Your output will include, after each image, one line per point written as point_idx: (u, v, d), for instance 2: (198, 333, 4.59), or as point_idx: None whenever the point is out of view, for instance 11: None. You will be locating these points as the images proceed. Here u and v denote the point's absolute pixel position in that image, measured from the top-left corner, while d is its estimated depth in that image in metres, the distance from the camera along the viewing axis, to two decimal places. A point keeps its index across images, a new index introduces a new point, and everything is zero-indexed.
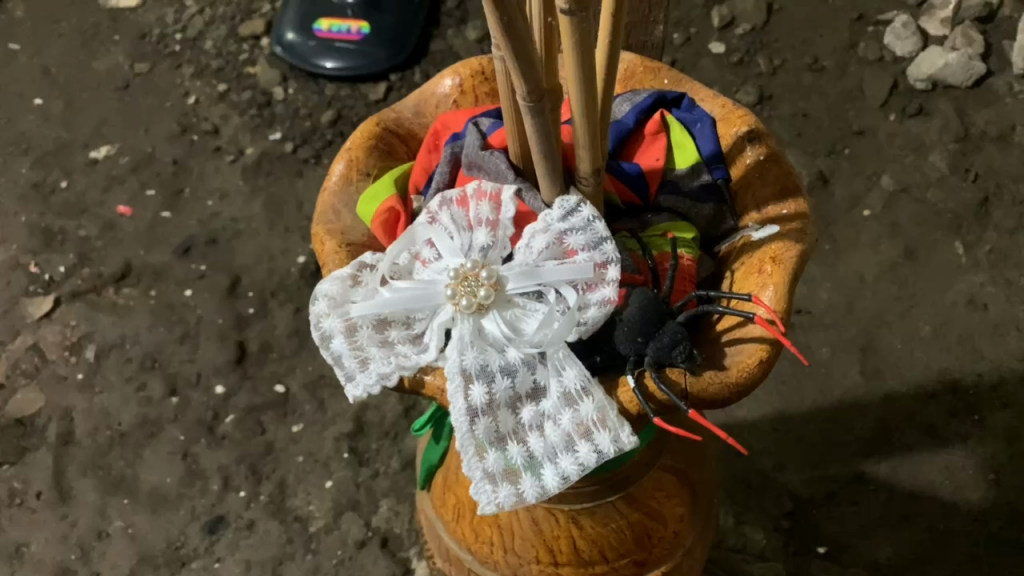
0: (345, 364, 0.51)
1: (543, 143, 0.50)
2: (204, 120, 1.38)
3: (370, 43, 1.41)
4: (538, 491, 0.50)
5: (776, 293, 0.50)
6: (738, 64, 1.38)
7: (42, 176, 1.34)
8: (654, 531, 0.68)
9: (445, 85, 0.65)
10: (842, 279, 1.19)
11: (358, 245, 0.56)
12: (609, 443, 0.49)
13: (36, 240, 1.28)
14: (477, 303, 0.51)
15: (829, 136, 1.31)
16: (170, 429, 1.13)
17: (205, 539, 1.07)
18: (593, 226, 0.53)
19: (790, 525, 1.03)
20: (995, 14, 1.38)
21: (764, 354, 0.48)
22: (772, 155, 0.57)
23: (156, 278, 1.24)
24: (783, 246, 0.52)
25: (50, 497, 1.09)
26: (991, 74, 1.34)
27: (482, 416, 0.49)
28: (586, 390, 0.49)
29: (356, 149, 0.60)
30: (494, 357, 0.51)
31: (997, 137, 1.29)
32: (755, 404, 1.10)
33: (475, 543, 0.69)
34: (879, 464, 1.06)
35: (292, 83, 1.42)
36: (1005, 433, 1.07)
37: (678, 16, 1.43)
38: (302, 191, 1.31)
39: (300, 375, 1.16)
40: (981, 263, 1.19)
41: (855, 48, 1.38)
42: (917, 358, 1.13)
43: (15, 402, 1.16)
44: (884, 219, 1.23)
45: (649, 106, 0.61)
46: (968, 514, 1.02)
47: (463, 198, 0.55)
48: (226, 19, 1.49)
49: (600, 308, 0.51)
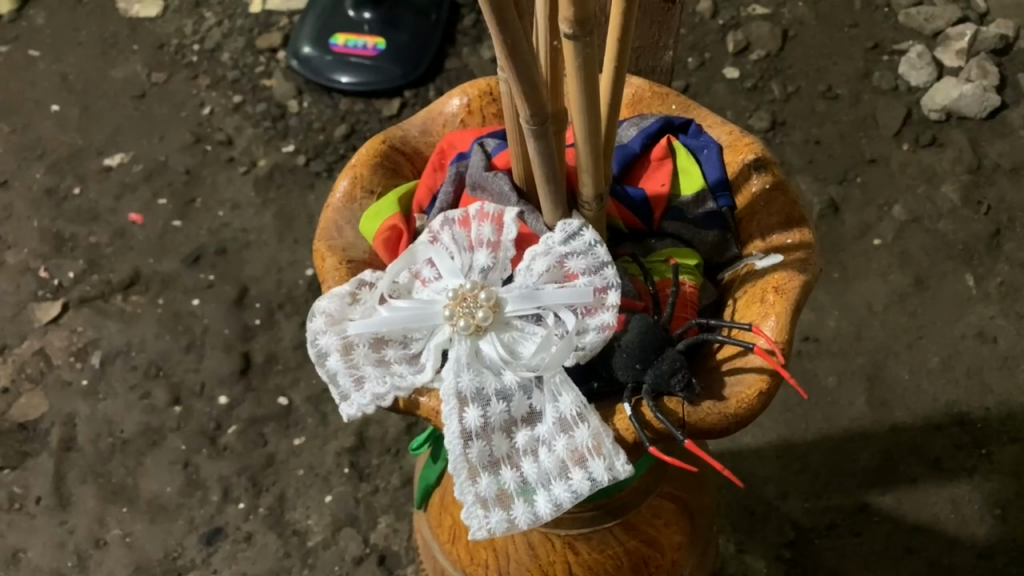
0: (340, 383, 0.51)
1: (545, 166, 0.50)
2: (218, 130, 1.39)
3: (385, 58, 1.41)
4: (530, 518, 0.49)
5: (778, 323, 0.49)
6: (751, 90, 1.37)
7: (55, 182, 1.35)
8: (651, 560, 0.67)
9: (453, 105, 0.64)
10: (851, 308, 1.18)
11: (359, 262, 0.56)
12: (604, 471, 0.49)
13: (47, 246, 1.29)
14: (474, 324, 0.51)
15: (841, 164, 1.30)
16: (172, 438, 1.13)
17: (202, 549, 1.06)
18: (593, 250, 0.52)
19: (792, 555, 1.02)
20: (1010, 48, 1.39)
21: (764, 385, 0.48)
22: (777, 183, 0.57)
23: (164, 287, 1.24)
24: (786, 276, 0.51)
25: (49, 503, 1.09)
26: (1006, 106, 1.34)
27: (475, 439, 0.49)
28: (581, 416, 0.49)
29: (361, 166, 0.60)
30: (489, 380, 0.50)
31: (1010, 169, 1.28)
32: (759, 431, 1.09)
33: (470, 565, 0.69)
34: (883, 496, 1.05)
35: (307, 97, 1.42)
36: (1012, 468, 1.06)
37: (692, 40, 1.43)
38: (313, 204, 1.31)
39: (304, 389, 1.15)
40: (992, 295, 1.18)
41: (869, 77, 1.38)
42: (924, 389, 1.12)
43: (18, 406, 1.16)
44: (895, 248, 1.22)
45: (656, 132, 0.60)
46: (973, 549, 1.01)
47: (465, 218, 0.55)
48: (244, 31, 1.50)
49: (599, 333, 0.50)
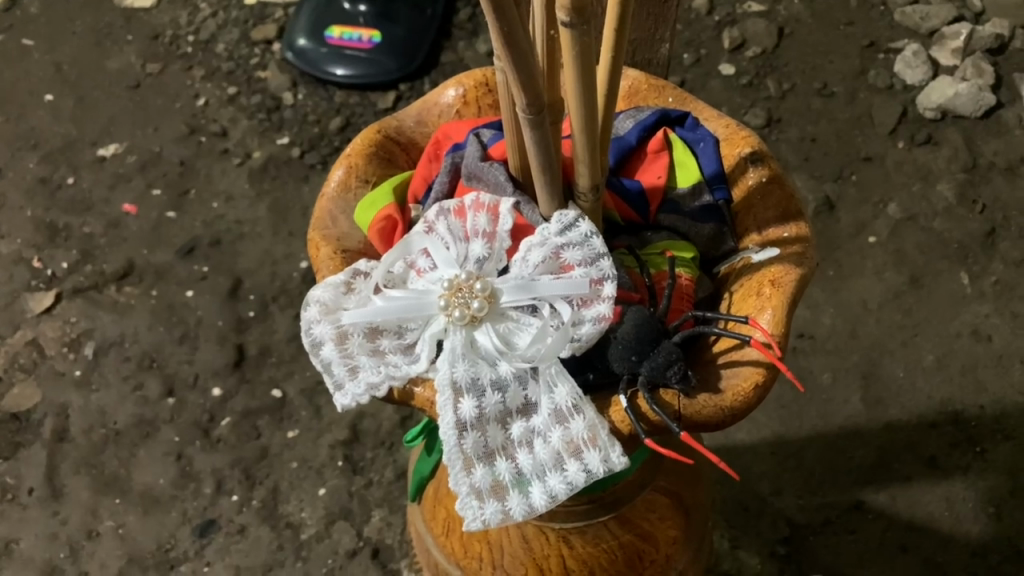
0: (334, 372, 0.51)
1: (541, 157, 0.50)
2: (213, 122, 1.38)
3: (381, 51, 1.41)
4: (525, 509, 0.49)
5: (774, 316, 0.49)
6: (747, 86, 1.37)
7: (49, 172, 1.34)
8: (645, 554, 0.67)
9: (449, 95, 0.64)
10: (846, 305, 1.18)
11: (354, 252, 0.56)
12: (599, 463, 0.48)
13: (41, 236, 1.28)
14: (469, 315, 0.50)
15: (837, 162, 1.30)
16: (165, 430, 1.13)
17: (195, 542, 1.06)
18: (590, 241, 0.52)
19: (786, 551, 1.02)
20: (1006, 47, 1.39)
21: (760, 378, 0.48)
22: (774, 177, 0.57)
23: (158, 278, 1.24)
24: (782, 269, 0.51)
25: (41, 494, 1.09)
26: (1001, 105, 1.34)
27: (470, 430, 0.49)
28: (576, 407, 0.49)
29: (356, 155, 0.60)
30: (484, 370, 0.50)
31: (1006, 168, 1.28)
32: (753, 427, 1.09)
33: (464, 558, 0.69)
34: (878, 493, 1.05)
35: (302, 89, 1.42)
36: (1005, 466, 1.06)
37: (688, 36, 1.42)
38: (307, 197, 1.31)
39: (297, 381, 1.15)
40: (987, 293, 1.18)
41: (865, 74, 1.38)
42: (918, 387, 1.12)
43: (11, 397, 1.16)
44: (890, 246, 1.22)
45: (653, 124, 0.60)
46: (967, 547, 1.01)
47: (461, 209, 0.54)
48: (239, 23, 1.49)
49: (594, 325, 0.50)
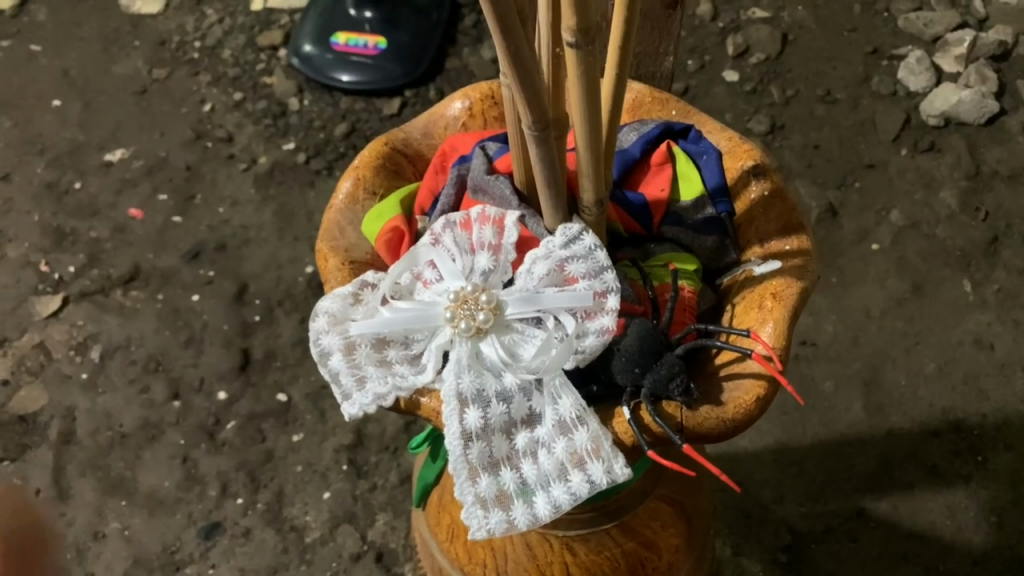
0: (342, 382, 0.52)
1: (546, 172, 0.51)
2: (219, 127, 1.39)
3: (386, 57, 1.42)
4: (530, 519, 0.49)
5: (775, 329, 0.50)
6: (751, 93, 1.38)
7: (56, 176, 1.35)
8: (648, 562, 0.68)
9: (455, 108, 0.65)
10: (848, 312, 1.18)
11: (361, 263, 0.57)
12: (602, 474, 0.49)
13: (48, 240, 1.29)
14: (475, 326, 0.51)
15: (840, 169, 1.31)
16: (171, 433, 1.13)
17: (200, 544, 1.07)
18: (594, 254, 0.53)
19: (788, 558, 1.03)
20: (1009, 55, 1.39)
21: (761, 391, 0.48)
22: (776, 190, 0.57)
23: (164, 282, 1.25)
24: (784, 282, 0.52)
25: (47, 496, 1.10)
26: (1004, 113, 1.34)
27: (476, 440, 0.49)
28: (580, 418, 0.50)
29: (364, 167, 0.61)
30: (490, 381, 0.51)
31: (1008, 176, 1.29)
32: (756, 434, 1.10)
33: (468, 564, 0.70)
34: (879, 501, 1.05)
35: (307, 95, 1.42)
36: (1007, 475, 1.07)
37: (692, 43, 1.43)
38: (313, 202, 1.32)
39: (302, 386, 1.16)
40: (989, 301, 1.19)
41: (868, 81, 1.38)
42: (920, 395, 1.12)
43: (18, 399, 1.16)
44: (893, 254, 1.23)
45: (656, 137, 0.61)
46: (968, 555, 1.02)
47: (466, 221, 0.55)
48: (245, 29, 1.50)
49: (598, 337, 0.51)
